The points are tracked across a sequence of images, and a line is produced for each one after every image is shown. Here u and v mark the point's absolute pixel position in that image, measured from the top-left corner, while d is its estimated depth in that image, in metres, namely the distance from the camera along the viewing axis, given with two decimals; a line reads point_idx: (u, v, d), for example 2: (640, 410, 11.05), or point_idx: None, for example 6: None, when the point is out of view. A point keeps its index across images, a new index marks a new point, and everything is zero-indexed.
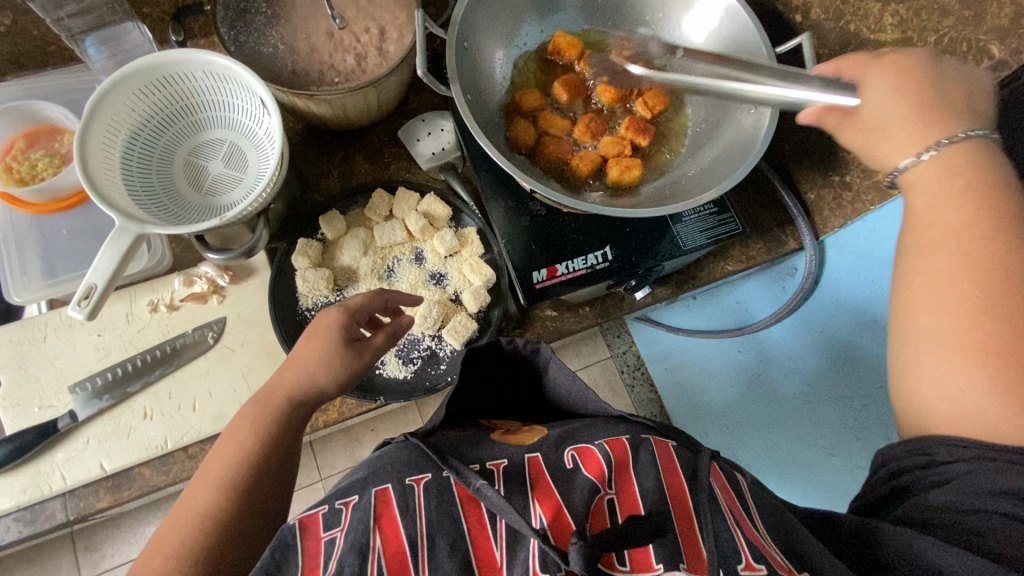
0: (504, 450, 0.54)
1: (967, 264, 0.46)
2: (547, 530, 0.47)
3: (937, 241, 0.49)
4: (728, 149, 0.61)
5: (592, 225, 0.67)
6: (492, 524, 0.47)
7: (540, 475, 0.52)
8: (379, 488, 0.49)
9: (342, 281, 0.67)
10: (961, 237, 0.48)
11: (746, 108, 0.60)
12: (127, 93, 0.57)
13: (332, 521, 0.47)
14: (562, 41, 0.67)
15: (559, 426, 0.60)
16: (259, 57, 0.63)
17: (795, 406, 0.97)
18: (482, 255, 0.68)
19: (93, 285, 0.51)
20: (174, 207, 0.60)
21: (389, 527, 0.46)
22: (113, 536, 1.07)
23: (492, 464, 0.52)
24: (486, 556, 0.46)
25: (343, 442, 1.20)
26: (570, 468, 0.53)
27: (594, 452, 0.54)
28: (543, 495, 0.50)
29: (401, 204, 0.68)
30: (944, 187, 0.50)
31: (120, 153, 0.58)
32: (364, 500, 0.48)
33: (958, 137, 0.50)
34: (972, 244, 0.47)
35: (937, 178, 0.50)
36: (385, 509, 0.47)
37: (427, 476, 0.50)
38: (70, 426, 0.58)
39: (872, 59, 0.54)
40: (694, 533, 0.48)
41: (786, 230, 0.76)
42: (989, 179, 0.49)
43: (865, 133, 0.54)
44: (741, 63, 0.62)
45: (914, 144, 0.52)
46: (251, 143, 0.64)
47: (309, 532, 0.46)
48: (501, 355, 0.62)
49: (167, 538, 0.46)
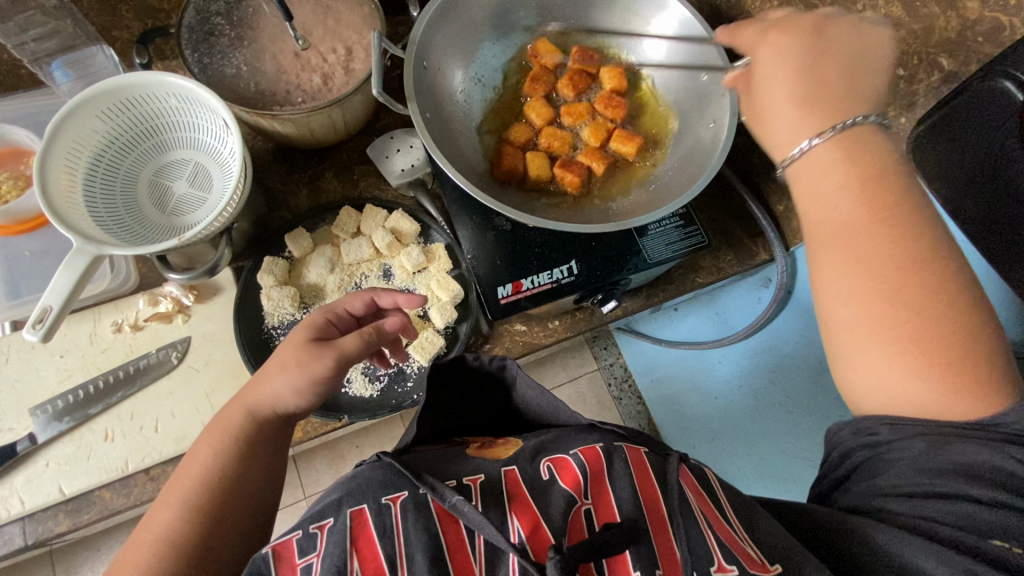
0: (479, 466, 0.53)
1: (882, 266, 0.44)
2: (525, 544, 0.46)
3: (832, 230, 0.46)
4: (686, 157, 0.62)
5: (558, 240, 0.67)
6: (471, 541, 0.46)
7: (517, 489, 0.51)
8: (355, 509, 0.47)
9: (309, 298, 0.67)
10: (876, 241, 0.45)
11: (706, 122, 0.61)
12: (91, 114, 0.58)
13: (307, 546, 0.45)
14: (543, 49, 0.68)
15: (534, 437, 0.59)
16: (223, 78, 0.64)
17: None
18: (450, 271, 0.69)
19: (47, 307, 0.51)
20: (138, 226, 0.61)
21: (367, 548, 0.44)
22: (90, 559, 1.05)
23: (469, 479, 0.51)
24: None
25: (327, 459, 1.19)
26: (547, 480, 0.52)
27: (569, 461, 0.53)
28: (521, 508, 0.49)
29: (369, 221, 0.69)
30: (821, 182, 0.47)
31: (85, 175, 0.59)
32: (339, 523, 0.46)
33: (843, 125, 0.46)
34: (878, 236, 0.45)
35: (821, 167, 0.47)
36: (361, 531, 0.45)
37: (403, 493, 0.48)
38: (30, 449, 0.58)
39: (759, 36, 0.51)
40: (670, 541, 0.48)
41: (756, 241, 0.77)
42: (868, 166, 0.46)
43: (758, 119, 0.52)
44: (701, 78, 0.62)
45: (794, 136, 0.48)
46: (217, 163, 0.64)
47: (283, 560, 0.44)
48: (469, 372, 0.62)
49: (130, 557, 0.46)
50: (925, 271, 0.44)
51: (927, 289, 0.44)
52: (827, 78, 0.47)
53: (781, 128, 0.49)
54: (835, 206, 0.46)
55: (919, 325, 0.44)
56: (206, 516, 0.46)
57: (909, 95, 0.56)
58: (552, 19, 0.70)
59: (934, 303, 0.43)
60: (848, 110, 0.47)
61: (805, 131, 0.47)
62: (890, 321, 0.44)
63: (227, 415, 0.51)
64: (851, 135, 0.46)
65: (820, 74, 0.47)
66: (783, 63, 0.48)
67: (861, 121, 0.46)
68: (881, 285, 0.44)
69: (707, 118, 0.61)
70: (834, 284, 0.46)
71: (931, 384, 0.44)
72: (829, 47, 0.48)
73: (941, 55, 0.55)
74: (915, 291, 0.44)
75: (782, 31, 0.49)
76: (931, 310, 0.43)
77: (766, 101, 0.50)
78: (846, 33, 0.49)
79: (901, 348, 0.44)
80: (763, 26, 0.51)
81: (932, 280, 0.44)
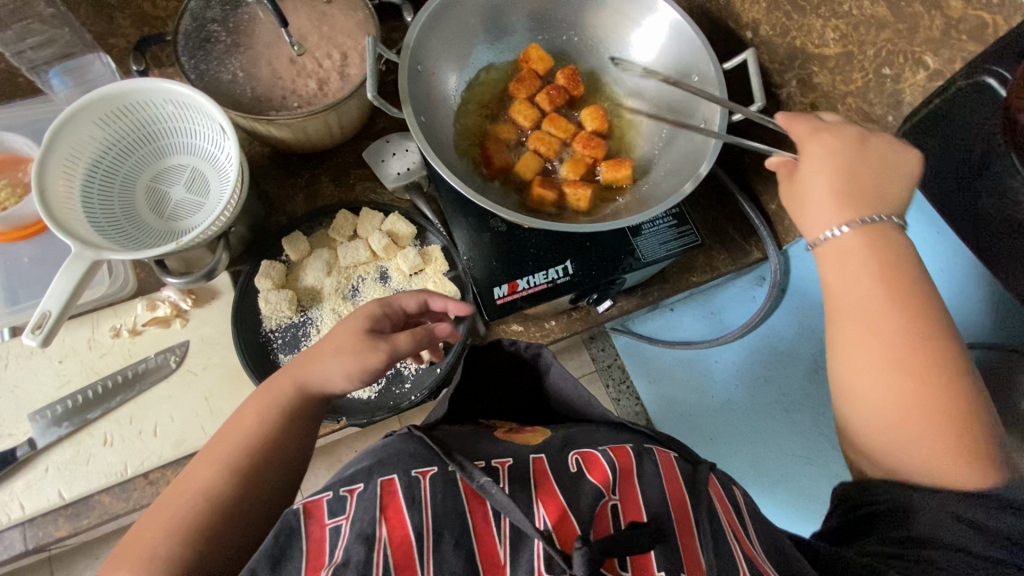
0: (507, 450, 0.54)
1: (894, 346, 0.48)
2: (552, 530, 0.46)
3: (860, 308, 0.50)
4: (678, 159, 0.63)
5: (554, 240, 0.67)
6: (497, 523, 0.45)
7: (543, 475, 0.51)
8: (384, 479, 0.47)
9: (306, 301, 0.68)
10: (894, 324, 0.49)
11: (697, 121, 0.62)
12: (89, 121, 0.58)
13: (336, 508, 0.46)
14: (533, 56, 0.68)
15: (563, 428, 0.60)
16: (219, 84, 0.64)
17: (772, 414, 0.96)
18: (447, 272, 0.69)
19: (46, 312, 0.51)
20: (136, 232, 0.61)
21: (395, 518, 0.44)
22: (90, 566, 1.04)
23: (498, 462, 0.52)
24: (488, 550, 0.44)
25: (327, 463, 1.19)
26: (576, 471, 0.52)
27: (599, 457, 0.54)
28: (547, 496, 0.49)
29: (365, 223, 0.69)
30: (847, 265, 0.51)
31: (83, 181, 0.59)
32: (370, 489, 0.47)
33: (863, 220, 0.51)
34: (890, 318, 0.49)
35: (844, 251, 0.51)
36: (390, 500, 0.46)
37: (433, 468, 0.49)
38: (29, 454, 0.58)
39: (811, 131, 0.53)
40: (695, 545, 0.48)
41: (750, 240, 0.78)
42: (886, 253, 0.50)
43: (794, 199, 0.55)
44: (692, 78, 0.63)
45: (824, 222, 0.52)
46: (214, 169, 0.64)
47: (313, 518, 0.45)
48: (501, 355, 0.63)
49: (143, 535, 0.44)
50: (937, 353, 0.48)
51: (940, 379, 0.47)
52: (859, 170, 0.51)
53: (813, 212, 0.53)
54: (857, 287, 0.51)
55: (933, 405, 0.47)
56: (240, 488, 0.47)
57: (895, 94, 0.57)
58: (543, 23, 0.70)
59: (947, 389, 0.47)
60: (873, 206, 0.51)
61: (830, 219, 0.51)
62: (906, 396, 0.48)
63: (274, 386, 0.51)
64: (874, 227, 0.51)
65: (856, 169, 0.51)
66: (830, 158, 0.51)
67: (882, 220, 0.51)
68: (903, 360, 0.48)
69: (698, 118, 0.62)
70: (853, 356, 0.50)
71: (943, 456, 0.47)
72: (869, 158, 0.51)
73: (926, 53, 0.54)
74: (931, 376, 0.47)
75: (832, 131, 0.52)
76: (942, 395, 0.47)
77: (805, 185, 0.53)
78: (887, 148, 0.52)
79: (915, 428, 0.47)
80: (815, 125, 0.53)
81: (946, 373, 0.48)
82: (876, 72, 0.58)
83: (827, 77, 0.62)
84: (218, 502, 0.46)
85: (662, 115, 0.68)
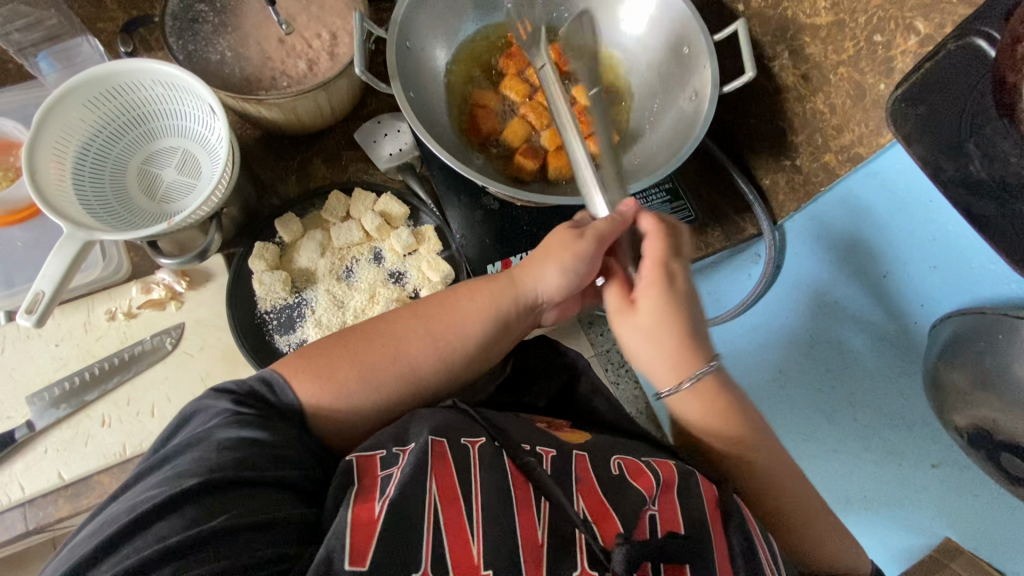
0: (552, 440, 0.54)
1: (765, 467, 0.54)
2: (592, 522, 0.47)
3: (716, 437, 0.55)
4: (670, 132, 0.63)
5: (546, 218, 0.67)
6: (538, 505, 0.47)
7: (585, 472, 0.52)
8: (434, 438, 0.47)
9: (300, 282, 0.68)
10: (742, 437, 0.54)
11: (689, 94, 0.62)
12: (76, 103, 0.58)
13: (390, 461, 0.46)
14: (522, 32, 0.67)
15: (603, 435, 0.60)
16: (207, 64, 0.64)
17: (771, 393, 0.89)
18: (440, 252, 0.69)
19: (40, 292, 0.52)
20: (128, 215, 0.61)
21: (446, 484, 0.45)
22: None
23: (542, 449, 0.52)
24: (529, 526, 0.45)
25: None
26: (618, 474, 0.53)
27: (644, 468, 0.54)
28: (587, 492, 0.50)
29: (358, 204, 0.69)
30: (703, 405, 0.53)
31: (73, 163, 0.59)
32: (421, 447, 0.46)
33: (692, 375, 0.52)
34: (741, 437, 0.54)
35: (695, 401, 0.53)
36: (441, 464, 0.46)
37: (481, 440, 0.50)
38: (28, 436, 0.58)
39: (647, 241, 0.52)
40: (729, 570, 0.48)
41: (743, 216, 0.79)
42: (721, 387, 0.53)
43: (637, 350, 0.54)
44: (683, 51, 0.63)
45: (667, 380, 0.53)
46: (205, 151, 0.64)
47: (366, 471, 0.45)
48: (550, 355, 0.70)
49: (311, 380, 0.48)
50: (783, 459, 0.56)
51: (797, 488, 0.55)
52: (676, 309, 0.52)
53: (658, 368, 0.53)
54: (696, 413, 0.54)
55: (807, 509, 0.55)
56: (395, 393, 0.51)
57: (887, 62, 0.56)
58: None
59: (802, 493, 0.55)
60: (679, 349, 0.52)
61: (669, 377, 0.53)
62: (774, 502, 0.55)
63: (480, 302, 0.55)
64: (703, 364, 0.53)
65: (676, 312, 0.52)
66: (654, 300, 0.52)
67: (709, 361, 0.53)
68: (768, 474, 0.55)
69: (689, 91, 0.62)
70: (738, 479, 0.56)
71: (827, 547, 0.54)
72: (679, 298, 0.52)
73: (917, 19, 0.52)
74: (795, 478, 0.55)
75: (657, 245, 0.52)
76: (807, 502, 0.55)
77: (657, 321, 0.52)
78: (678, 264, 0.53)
79: (802, 523, 0.55)
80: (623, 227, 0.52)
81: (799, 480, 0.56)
82: (869, 40, 0.57)
83: (818, 47, 0.62)
84: (378, 397, 0.50)
85: (653, 90, 0.68)
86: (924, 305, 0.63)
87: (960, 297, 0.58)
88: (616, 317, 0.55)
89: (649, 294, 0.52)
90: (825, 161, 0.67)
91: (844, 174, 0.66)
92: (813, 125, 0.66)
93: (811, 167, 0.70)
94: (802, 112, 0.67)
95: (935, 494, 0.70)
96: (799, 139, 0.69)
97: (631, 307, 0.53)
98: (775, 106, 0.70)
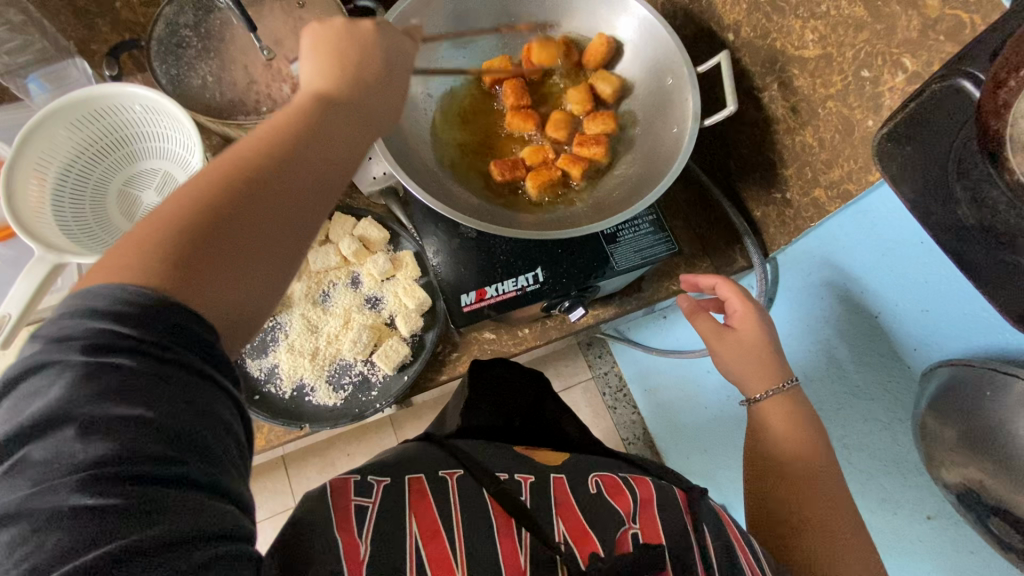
0: (530, 467, 0.57)
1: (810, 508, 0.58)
2: (572, 543, 0.48)
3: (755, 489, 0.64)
4: (652, 163, 0.61)
5: (523, 247, 0.66)
6: (519, 534, 0.46)
7: (563, 494, 0.54)
8: (412, 475, 0.49)
9: (275, 306, 0.67)
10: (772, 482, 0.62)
11: (671, 125, 0.61)
12: (61, 123, 0.59)
13: (361, 490, 0.45)
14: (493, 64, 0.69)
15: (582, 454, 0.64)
16: (188, 89, 0.65)
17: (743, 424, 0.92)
18: (417, 279, 0.68)
19: (6, 315, 0.50)
20: (105, 235, 0.62)
21: (424, 514, 0.44)
22: None
23: (520, 477, 0.54)
24: (513, 562, 0.44)
25: (318, 467, 1.22)
26: (597, 491, 0.56)
27: (621, 484, 0.57)
28: (566, 514, 0.51)
29: (337, 228, 0.69)
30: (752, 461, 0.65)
31: (55, 182, 0.59)
32: (397, 483, 0.47)
33: (786, 385, 0.64)
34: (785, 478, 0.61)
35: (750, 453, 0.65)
36: (418, 496, 0.46)
37: (458, 471, 0.51)
38: None
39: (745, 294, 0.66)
40: None
41: (734, 249, 0.77)
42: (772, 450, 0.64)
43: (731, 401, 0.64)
44: (666, 82, 0.62)
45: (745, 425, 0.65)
46: (184, 173, 0.64)
47: (338, 494, 0.44)
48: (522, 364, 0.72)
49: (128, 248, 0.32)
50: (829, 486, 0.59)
51: (841, 513, 0.57)
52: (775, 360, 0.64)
53: None
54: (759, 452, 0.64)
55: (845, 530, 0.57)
56: (227, 243, 0.35)
57: (875, 98, 0.54)
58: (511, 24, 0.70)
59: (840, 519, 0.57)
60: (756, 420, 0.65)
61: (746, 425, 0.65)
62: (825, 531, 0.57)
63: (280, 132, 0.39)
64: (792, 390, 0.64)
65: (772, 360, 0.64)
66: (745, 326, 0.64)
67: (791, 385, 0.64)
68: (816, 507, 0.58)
69: (671, 122, 0.61)
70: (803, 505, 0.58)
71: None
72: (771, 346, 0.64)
73: (904, 55, 0.50)
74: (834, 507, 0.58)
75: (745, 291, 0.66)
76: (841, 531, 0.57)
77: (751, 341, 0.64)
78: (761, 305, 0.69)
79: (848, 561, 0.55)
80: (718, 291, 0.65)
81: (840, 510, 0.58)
82: (856, 74, 0.54)
83: (807, 79, 0.60)
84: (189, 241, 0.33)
85: (638, 120, 0.67)
86: (918, 350, 0.60)
87: (953, 343, 0.55)
88: (710, 338, 0.65)
89: (745, 321, 0.64)
90: (815, 197, 0.64)
91: (835, 210, 0.63)
92: (802, 158, 0.64)
93: (801, 202, 0.67)
94: (791, 145, 0.65)
95: (932, 550, 0.66)
96: (788, 172, 0.67)
97: (724, 332, 0.65)
98: (763, 138, 0.68)
